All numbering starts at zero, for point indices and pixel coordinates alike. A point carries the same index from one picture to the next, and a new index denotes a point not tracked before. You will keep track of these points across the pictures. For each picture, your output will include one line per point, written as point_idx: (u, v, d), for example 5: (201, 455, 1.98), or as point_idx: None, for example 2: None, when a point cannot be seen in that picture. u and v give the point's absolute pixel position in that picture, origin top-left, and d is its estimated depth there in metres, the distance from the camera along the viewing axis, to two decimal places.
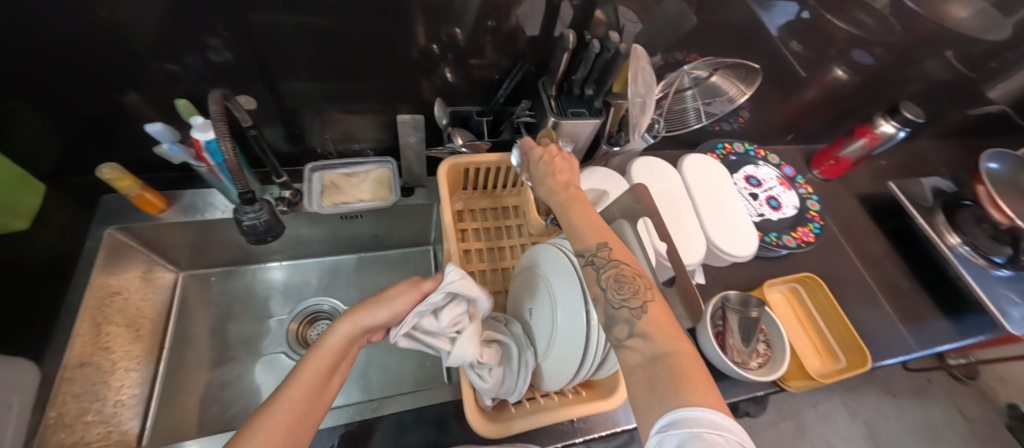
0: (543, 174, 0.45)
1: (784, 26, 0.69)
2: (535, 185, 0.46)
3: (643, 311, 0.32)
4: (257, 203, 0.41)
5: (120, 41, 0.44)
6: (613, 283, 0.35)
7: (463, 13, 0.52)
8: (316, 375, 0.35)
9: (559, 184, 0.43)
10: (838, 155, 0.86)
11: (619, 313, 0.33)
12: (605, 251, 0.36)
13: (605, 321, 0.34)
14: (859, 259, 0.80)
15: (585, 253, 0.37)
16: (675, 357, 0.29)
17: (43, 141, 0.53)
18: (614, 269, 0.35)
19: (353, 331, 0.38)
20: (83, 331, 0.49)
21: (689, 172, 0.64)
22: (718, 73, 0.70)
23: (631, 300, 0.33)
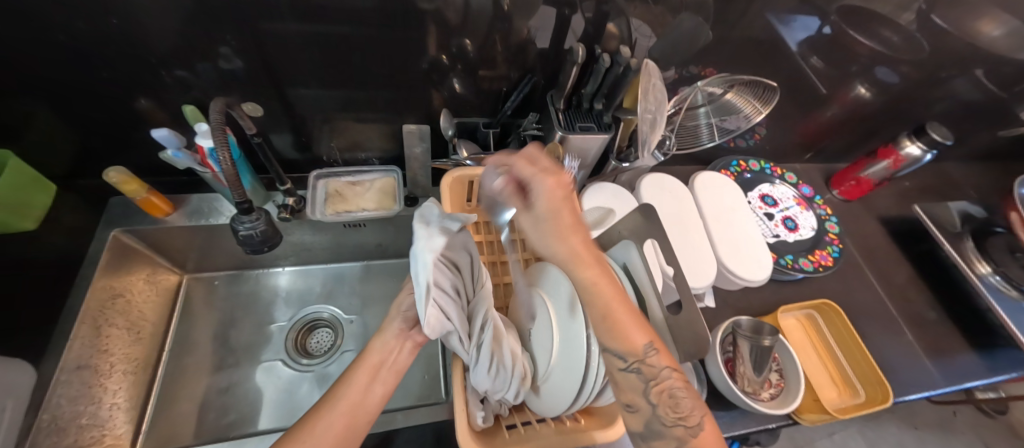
0: (557, 236, 0.37)
1: (804, 42, 0.67)
2: (543, 245, 0.38)
3: (698, 433, 0.31)
4: (254, 212, 0.40)
5: (132, 47, 0.45)
6: (662, 397, 0.32)
7: (472, 24, 0.51)
8: (362, 377, 0.44)
9: (579, 251, 0.36)
10: (859, 176, 0.83)
11: (669, 431, 0.32)
12: (648, 359, 0.33)
13: (647, 432, 0.33)
14: (881, 286, 0.76)
15: (624, 359, 0.33)
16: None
17: (58, 144, 0.54)
18: (662, 382, 0.33)
19: (386, 342, 0.48)
20: (82, 333, 0.49)
21: (701, 191, 0.61)
22: (734, 89, 0.67)
23: (686, 417, 0.32)
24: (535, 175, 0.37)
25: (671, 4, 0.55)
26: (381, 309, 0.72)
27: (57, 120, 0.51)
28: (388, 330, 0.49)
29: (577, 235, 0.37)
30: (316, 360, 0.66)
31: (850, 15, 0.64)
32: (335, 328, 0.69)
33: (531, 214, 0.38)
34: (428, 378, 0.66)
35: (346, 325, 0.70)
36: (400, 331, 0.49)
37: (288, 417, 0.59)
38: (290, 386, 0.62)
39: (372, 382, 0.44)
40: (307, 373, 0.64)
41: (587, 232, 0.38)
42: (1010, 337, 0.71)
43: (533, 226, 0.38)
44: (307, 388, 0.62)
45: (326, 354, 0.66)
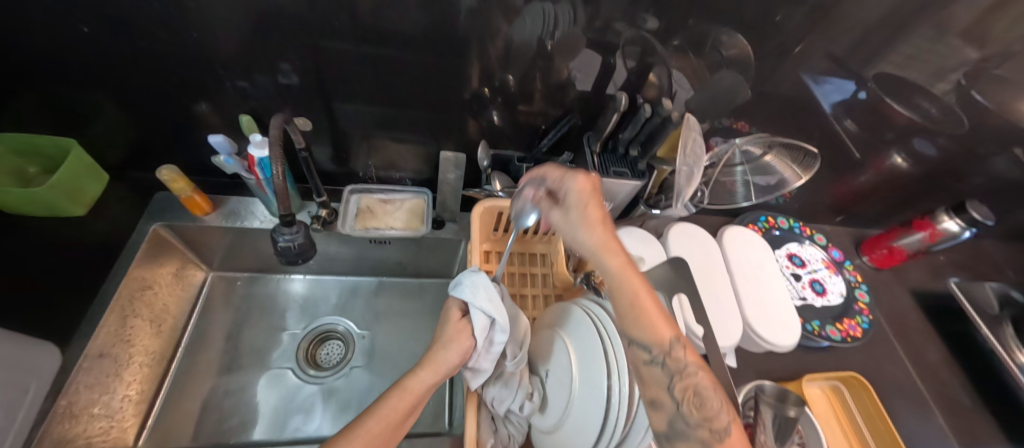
0: (588, 223, 0.40)
1: (837, 103, 0.67)
2: (575, 235, 0.41)
3: (722, 438, 0.28)
4: (296, 225, 0.40)
5: (203, 56, 0.48)
6: (687, 395, 0.30)
7: (519, 62, 0.54)
8: (396, 413, 0.37)
9: (608, 241, 0.39)
10: (892, 245, 0.81)
11: (692, 433, 0.29)
12: (673, 353, 0.32)
13: (667, 433, 0.30)
14: (912, 365, 0.72)
15: (648, 350, 0.32)
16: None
17: (118, 136, 0.57)
18: (688, 380, 0.31)
19: (434, 379, 0.41)
20: (109, 322, 0.51)
21: (730, 246, 0.60)
22: (773, 152, 0.63)
23: (707, 420, 0.29)
24: (567, 175, 0.42)
25: (712, 60, 0.57)
26: (393, 328, 0.72)
27: (124, 115, 0.54)
28: (440, 362, 0.42)
29: (606, 229, 0.40)
30: (325, 373, 0.65)
31: (886, 83, 0.64)
32: (347, 342, 0.69)
33: (565, 210, 0.42)
34: (433, 405, 0.65)
35: (357, 340, 0.70)
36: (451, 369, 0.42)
37: (288, 429, 0.59)
38: (294, 397, 0.62)
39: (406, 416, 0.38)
40: (313, 385, 0.63)
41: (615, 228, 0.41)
42: None
43: (567, 219, 0.41)
44: (312, 401, 0.62)
45: (335, 367, 0.66)
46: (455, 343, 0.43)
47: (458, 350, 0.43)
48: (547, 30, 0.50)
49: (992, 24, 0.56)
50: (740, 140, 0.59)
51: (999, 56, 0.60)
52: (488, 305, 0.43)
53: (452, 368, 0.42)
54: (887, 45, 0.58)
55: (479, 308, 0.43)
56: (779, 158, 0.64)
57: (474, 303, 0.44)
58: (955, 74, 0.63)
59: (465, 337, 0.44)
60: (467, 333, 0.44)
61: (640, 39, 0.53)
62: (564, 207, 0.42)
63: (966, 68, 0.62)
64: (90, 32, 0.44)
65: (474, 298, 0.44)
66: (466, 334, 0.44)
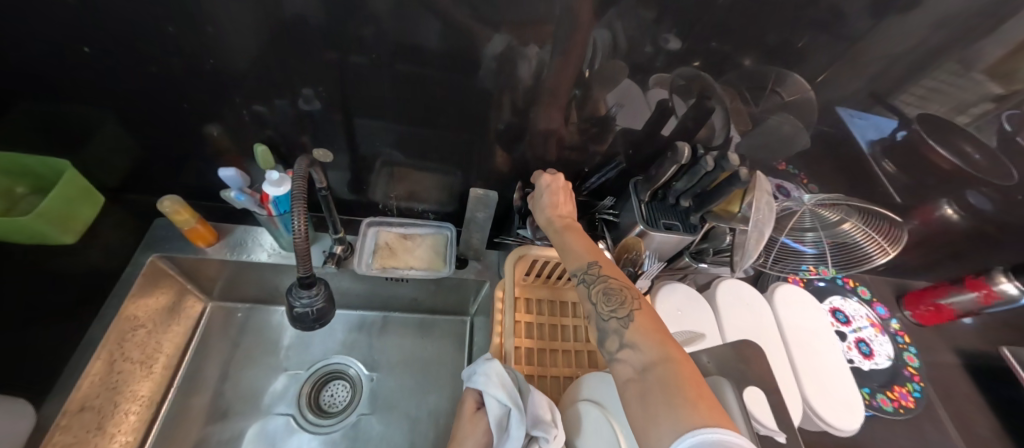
0: (542, 206, 0.49)
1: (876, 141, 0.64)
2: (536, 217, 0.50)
3: (629, 320, 0.33)
4: (314, 286, 0.36)
5: (217, 79, 0.43)
6: (599, 296, 0.36)
7: (562, 99, 0.49)
8: None
9: (556, 216, 0.48)
10: (939, 302, 0.76)
11: (607, 326, 0.34)
12: (592, 268, 0.39)
13: (599, 337, 0.35)
14: (964, 437, 0.67)
15: (574, 272, 0.40)
16: (665, 365, 0.28)
17: (119, 159, 0.52)
18: (603, 284, 0.37)
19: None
20: (94, 370, 0.45)
21: (783, 309, 0.56)
22: (850, 221, 0.57)
23: (620, 310, 0.34)
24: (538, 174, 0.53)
25: (771, 104, 0.52)
26: (405, 371, 0.66)
27: (126, 137, 0.49)
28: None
29: (562, 204, 0.49)
30: (330, 421, 0.59)
31: (932, 125, 0.61)
32: (354, 385, 0.63)
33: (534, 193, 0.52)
34: None
35: (365, 383, 0.64)
36: None
37: None
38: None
39: None
40: (316, 436, 0.57)
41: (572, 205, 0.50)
42: None
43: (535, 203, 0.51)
44: None
45: (340, 414, 0.60)
46: (470, 438, 0.43)
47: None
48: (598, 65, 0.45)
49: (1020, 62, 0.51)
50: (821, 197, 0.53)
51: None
52: (498, 393, 0.42)
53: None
54: (913, 76, 0.53)
55: (491, 397, 0.42)
56: (861, 227, 0.58)
57: (486, 393, 0.43)
58: (976, 108, 0.58)
59: (479, 431, 0.44)
60: (481, 428, 0.44)
61: (697, 81, 0.48)
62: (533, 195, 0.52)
63: (988, 103, 0.57)
64: (92, 52, 0.39)
65: (486, 388, 0.43)
66: (480, 428, 0.44)
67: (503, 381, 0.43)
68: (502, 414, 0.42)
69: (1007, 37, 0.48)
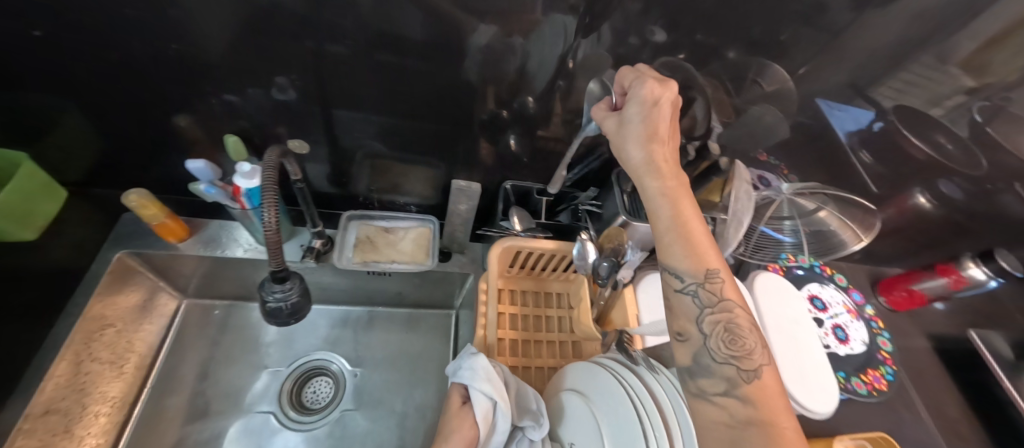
0: (646, 138, 0.34)
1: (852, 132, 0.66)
2: (626, 152, 0.36)
3: (753, 377, 0.25)
4: (289, 280, 0.35)
5: (182, 67, 0.41)
6: (718, 329, 0.28)
7: (544, 88, 0.48)
8: None
9: (659, 160, 0.34)
10: (911, 288, 0.78)
11: (718, 368, 0.26)
12: (711, 282, 0.29)
13: (690, 365, 0.28)
14: (932, 418, 0.69)
15: (682, 276, 0.30)
16: (781, 435, 0.22)
17: (81, 152, 0.49)
18: (722, 315, 0.28)
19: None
20: (59, 371, 0.43)
21: (762, 297, 0.57)
22: (827, 210, 0.58)
23: (738, 358, 0.26)
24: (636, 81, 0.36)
25: (752, 95, 0.53)
26: (390, 366, 0.65)
27: (87, 128, 0.47)
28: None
29: (662, 149, 0.34)
30: (313, 418, 0.58)
31: (905, 115, 0.63)
32: (337, 381, 0.62)
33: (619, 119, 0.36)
34: None
35: (349, 378, 0.63)
36: None
37: None
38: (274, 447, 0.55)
39: None
40: (298, 433, 0.57)
41: (675, 153, 0.35)
42: None
43: (621, 131, 0.36)
44: None
45: (323, 410, 0.59)
46: (456, 434, 0.40)
47: (459, 441, 0.40)
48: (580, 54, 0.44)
49: (992, 54, 0.53)
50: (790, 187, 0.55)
51: (1000, 88, 0.57)
52: (485, 386, 0.40)
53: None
54: (891, 69, 0.56)
55: (479, 390, 0.41)
56: (837, 216, 0.59)
57: (472, 386, 0.41)
58: (951, 101, 0.60)
59: (467, 425, 0.41)
60: (468, 422, 0.41)
61: (680, 71, 0.48)
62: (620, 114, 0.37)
63: (962, 96, 0.59)
64: (44, 35, 0.36)
65: (472, 381, 0.41)
66: (468, 423, 0.41)
67: (491, 373, 0.41)
68: (490, 407, 0.40)
69: (978, 29, 0.51)
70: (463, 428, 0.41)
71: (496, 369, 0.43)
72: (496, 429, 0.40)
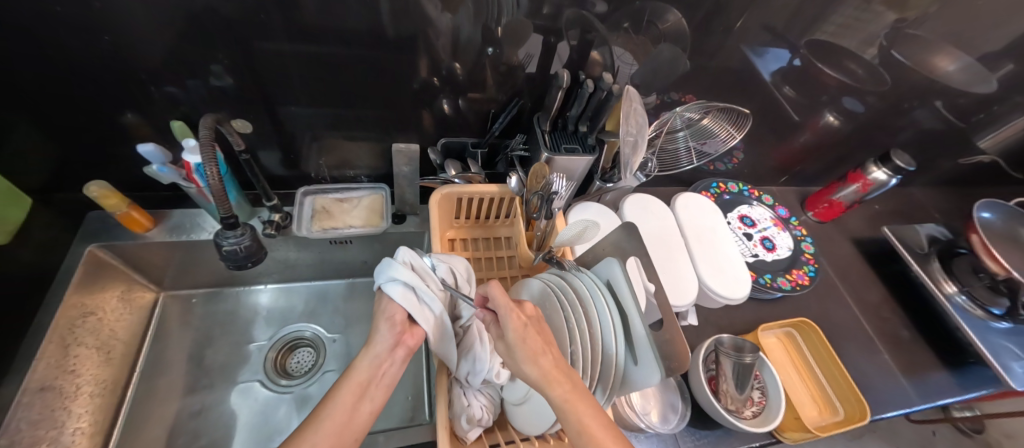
0: (526, 356, 0.35)
1: (776, 72, 0.71)
2: (513, 366, 0.36)
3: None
4: (239, 227, 0.39)
5: (121, 62, 0.45)
6: None
7: (462, 49, 0.53)
8: (349, 396, 0.35)
9: (551, 371, 0.34)
10: (832, 199, 0.87)
11: None
12: None
13: None
14: (855, 306, 0.79)
15: None
16: None
17: (38, 157, 0.52)
18: None
19: (377, 354, 0.38)
20: (49, 353, 0.48)
21: (682, 212, 0.64)
22: (710, 116, 0.66)
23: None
24: (502, 306, 0.37)
25: (651, 34, 0.58)
26: (365, 329, 0.71)
27: (41, 133, 0.50)
28: (377, 339, 0.39)
29: (548, 355, 0.35)
30: (297, 381, 0.64)
31: (817, 48, 0.68)
32: (317, 348, 0.68)
33: (502, 341, 0.37)
34: (412, 399, 0.65)
35: (328, 344, 0.68)
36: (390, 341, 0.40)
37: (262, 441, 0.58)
38: (266, 409, 0.60)
39: (360, 400, 0.36)
40: (285, 395, 0.62)
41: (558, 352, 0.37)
42: (978, 356, 0.74)
43: (507, 350, 0.36)
44: (285, 412, 0.61)
45: (306, 374, 0.65)
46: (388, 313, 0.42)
47: (388, 317, 0.41)
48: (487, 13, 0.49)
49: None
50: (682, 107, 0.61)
51: (915, 19, 0.66)
52: (396, 274, 0.42)
53: (393, 338, 0.40)
54: (823, 18, 0.63)
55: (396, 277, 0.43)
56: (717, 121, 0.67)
57: (383, 280, 0.43)
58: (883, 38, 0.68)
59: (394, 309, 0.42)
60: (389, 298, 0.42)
61: (582, 21, 0.54)
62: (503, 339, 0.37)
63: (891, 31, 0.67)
64: None
65: (383, 275, 0.43)
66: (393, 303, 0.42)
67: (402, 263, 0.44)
68: (408, 288, 0.43)
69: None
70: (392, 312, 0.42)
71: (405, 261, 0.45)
72: (425, 306, 0.43)
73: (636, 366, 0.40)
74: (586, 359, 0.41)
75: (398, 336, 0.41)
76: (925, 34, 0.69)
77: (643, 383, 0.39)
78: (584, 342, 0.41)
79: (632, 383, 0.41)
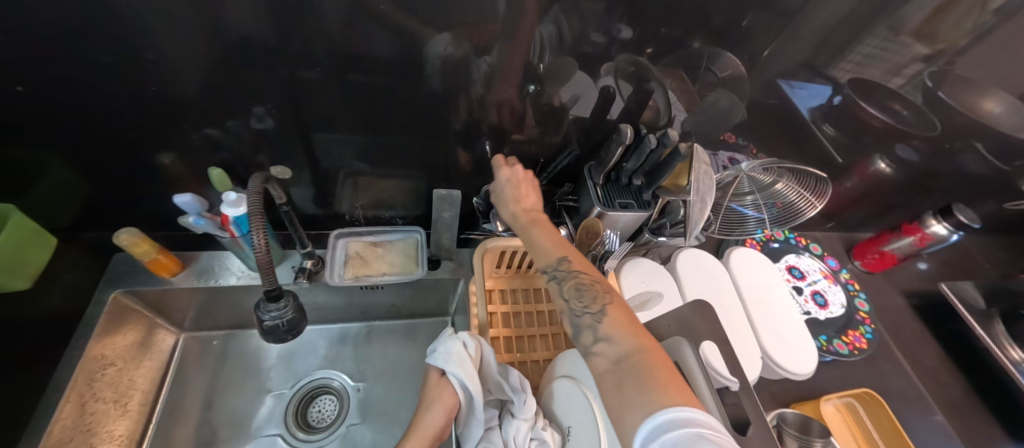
0: (509, 198, 0.48)
1: (814, 106, 0.67)
2: (500, 206, 0.50)
3: (603, 315, 0.35)
4: (283, 299, 0.36)
5: (162, 108, 0.43)
6: (570, 291, 0.38)
7: (508, 92, 0.51)
8: None
9: (522, 204, 0.48)
10: (882, 250, 0.82)
11: (582, 321, 0.36)
12: (561, 264, 0.40)
13: (572, 330, 0.37)
14: (912, 369, 0.74)
15: (542, 268, 0.41)
16: (640, 355, 0.31)
17: (69, 198, 0.50)
18: (574, 279, 0.38)
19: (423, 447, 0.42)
20: (65, 414, 0.44)
21: (738, 270, 0.60)
22: (783, 179, 0.62)
23: (592, 306, 0.36)
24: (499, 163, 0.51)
25: (706, 82, 0.56)
26: (392, 377, 0.67)
27: (73, 174, 0.48)
28: (426, 426, 0.43)
29: (526, 195, 0.49)
30: (319, 435, 0.60)
31: (865, 91, 0.65)
32: (341, 397, 0.64)
33: (495, 186, 0.51)
34: None
35: (352, 393, 0.64)
36: (435, 434, 0.43)
37: None
38: None
39: None
40: None
41: (534, 190, 0.49)
42: None
43: (499, 195, 0.50)
44: None
45: (329, 427, 0.61)
46: (438, 402, 0.44)
47: (441, 409, 0.44)
48: (539, 59, 0.47)
49: (941, 21, 0.55)
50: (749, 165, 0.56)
51: (949, 51, 0.60)
52: (458, 370, 0.44)
53: (438, 430, 0.43)
54: (850, 43, 0.56)
55: (451, 366, 0.44)
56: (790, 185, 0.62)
57: (447, 368, 0.45)
58: (909, 69, 0.61)
59: (448, 395, 0.45)
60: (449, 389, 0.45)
61: (637, 66, 0.51)
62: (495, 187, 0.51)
63: (918, 63, 0.60)
64: (25, 91, 0.38)
65: (448, 364, 0.45)
66: (449, 391, 0.45)
67: (457, 357, 0.45)
68: (463, 386, 0.44)
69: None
70: (443, 401, 0.45)
71: (470, 354, 0.46)
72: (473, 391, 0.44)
73: None
74: None
75: (442, 425, 0.44)
76: (968, 73, 0.63)
77: None
78: None
79: None
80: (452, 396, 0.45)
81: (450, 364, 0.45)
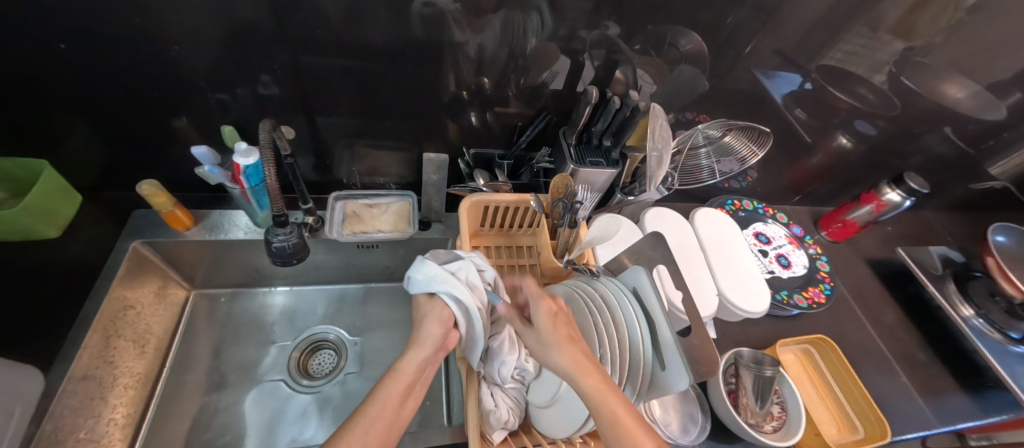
0: (556, 348, 0.37)
1: (788, 93, 0.72)
2: (544, 357, 0.38)
3: None
4: (287, 226, 0.45)
5: (181, 71, 0.49)
6: None
7: (493, 67, 0.56)
8: (395, 395, 0.37)
9: (583, 361, 0.36)
10: (846, 219, 0.88)
11: None
12: None
13: None
14: (871, 325, 0.79)
15: None
16: None
17: (95, 155, 0.56)
18: None
19: (425, 354, 0.42)
20: (92, 343, 0.49)
21: (701, 227, 0.66)
22: (731, 134, 0.75)
23: None
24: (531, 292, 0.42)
25: (671, 57, 0.60)
26: (385, 332, 0.72)
27: (98, 134, 0.54)
28: (425, 338, 0.43)
29: (577, 346, 0.37)
30: (319, 382, 0.65)
31: (830, 72, 0.70)
32: (339, 350, 0.69)
33: (532, 330, 0.40)
34: (430, 405, 0.66)
35: (350, 346, 0.70)
36: (437, 346, 0.43)
37: (283, 439, 0.58)
38: (288, 409, 0.61)
39: (405, 398, 0.38)
40: (308, 394, 0.63)
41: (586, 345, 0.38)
42: (997, 380, 0.73)
43: (537, 340, 0.39)
44: (306, 411, 0.61)
45: (328, 376, 0.66)
46: (433, 318, 0.45)
47: (438, 321, 0.44)
48: (518, 34, 0.52)
49: (918, 18, 0.63)
50: (703, 126, 0.69)
51: (924, 46, 0.67)
52: (449, 287, 0.45)
53: (438, 340, 0.43)
54: (832, 41, 0.64)
55: (443, 283, 0.46)
56: (737, 139, 0.76)
57: (436, 287, 0.46)
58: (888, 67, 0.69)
59: (442, 310, 0.45)
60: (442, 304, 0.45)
61: (608, 42, 0.56)
62: (531, 329, 0.40)
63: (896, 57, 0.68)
64: (65, 49, 0.44)
65: (436, 283, 0.46)
66: (442, 305, 0.45)
67: (448, 275, 0.46)
68: (456, 300, 0.46)
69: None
70: (439, 319, 0.45)
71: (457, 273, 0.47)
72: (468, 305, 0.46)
73: (665, 370, 0.39)
74: (615, 358, 0.41)
75: (442, 339, 0.44)
76: (932, 61, 0.70)
77: (670, 388, 0.37)
78: (612, 342, 0.42)
79: (661, 388, 0.39)
80: (448, 312, 0.45)
81: (440, 283, 0.46)
